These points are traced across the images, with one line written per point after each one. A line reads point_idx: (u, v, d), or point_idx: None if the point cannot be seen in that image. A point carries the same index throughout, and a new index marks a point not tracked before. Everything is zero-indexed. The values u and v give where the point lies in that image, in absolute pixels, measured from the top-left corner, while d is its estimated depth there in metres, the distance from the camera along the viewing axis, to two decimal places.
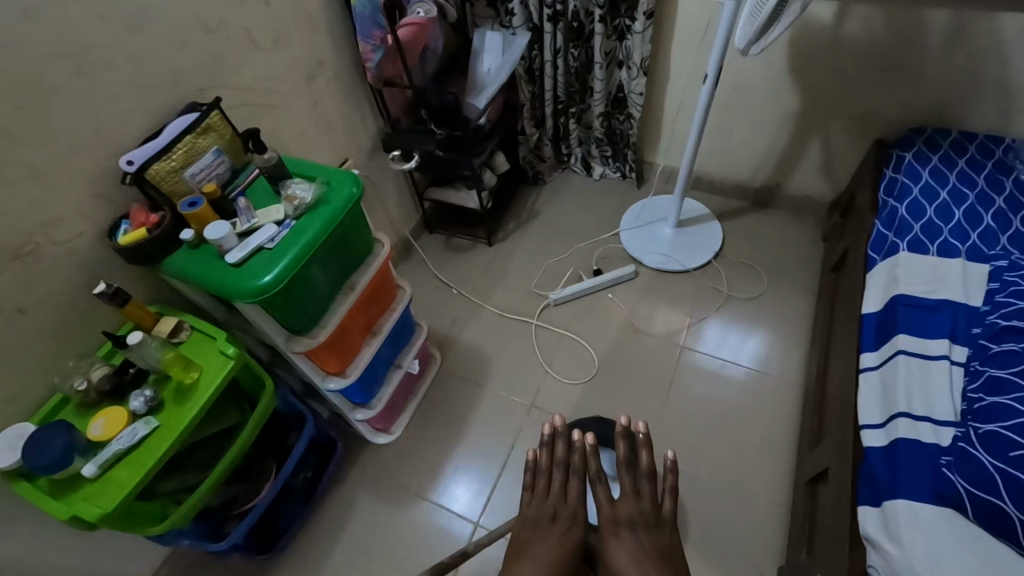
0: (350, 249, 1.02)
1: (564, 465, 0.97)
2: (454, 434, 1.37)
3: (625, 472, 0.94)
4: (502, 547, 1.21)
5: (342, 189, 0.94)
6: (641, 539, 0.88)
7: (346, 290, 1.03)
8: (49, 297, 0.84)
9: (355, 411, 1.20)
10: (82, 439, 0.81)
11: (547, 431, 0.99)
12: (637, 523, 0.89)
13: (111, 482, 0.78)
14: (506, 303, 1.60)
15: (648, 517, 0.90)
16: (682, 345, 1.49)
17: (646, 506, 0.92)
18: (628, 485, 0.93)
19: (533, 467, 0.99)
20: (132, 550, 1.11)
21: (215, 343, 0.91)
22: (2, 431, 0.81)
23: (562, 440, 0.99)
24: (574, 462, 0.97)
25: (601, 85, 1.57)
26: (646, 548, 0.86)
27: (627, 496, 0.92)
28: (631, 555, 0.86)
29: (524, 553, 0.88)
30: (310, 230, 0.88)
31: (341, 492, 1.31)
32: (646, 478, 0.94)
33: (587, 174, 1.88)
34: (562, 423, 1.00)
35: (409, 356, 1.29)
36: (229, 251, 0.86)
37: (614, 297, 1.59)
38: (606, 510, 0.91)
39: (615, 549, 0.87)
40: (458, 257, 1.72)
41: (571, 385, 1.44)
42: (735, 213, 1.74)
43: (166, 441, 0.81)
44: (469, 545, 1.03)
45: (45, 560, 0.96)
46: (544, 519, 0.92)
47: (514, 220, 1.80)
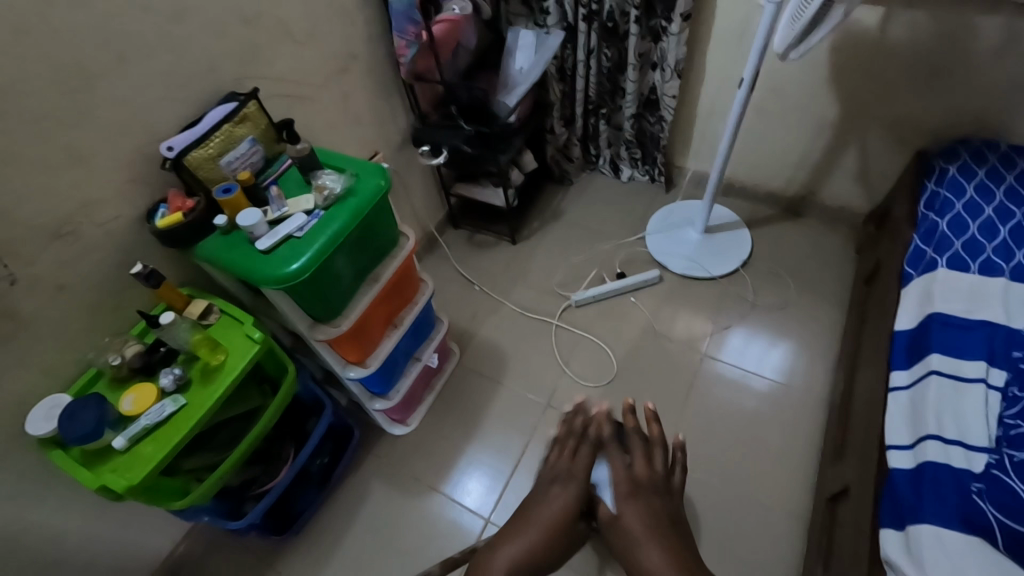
0: (376, 241, 1.03)
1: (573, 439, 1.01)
2: (469, 429, 1.38)
3: (636, 440, 0.94)
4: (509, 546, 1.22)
5: (370, 181, 0.95)
6: (654, 506, 0.87)
7: (370, 280, 1.05)
8: (87, 275, 0.87)
9: (374, 401, 1.22)
10: (115, 412, 0.84)
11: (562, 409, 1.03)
12: (650, 492, 0.89)
13: (139, 457, 0.81)
14: (527, 302, 1.60)
15: (660, 486, 0.90)
16: (703, 353, 1.47)
17: (657, 475, 0.91)
18: (641, 453, 0.92)
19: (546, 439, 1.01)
20: (154, 522, 1.14)
21: (241, 326, 0.93)
22: (40, 401, 0.85)
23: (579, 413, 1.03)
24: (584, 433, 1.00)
25: (634, 85, 1.55)
26: (658, 515, 0.86)
27: (640, 464, 0.91)
28: (644, 521, 0.85)
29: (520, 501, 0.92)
30: (338, 219, 0.90)
31: (356, 480, 1.33)
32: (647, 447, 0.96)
33: (614, 175, 1.87)
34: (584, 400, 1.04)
35: (428, 349, 1.30)
36: (260, 238, 0.88)
37: (636, 301, 1.58)
38: (621, 477, 0.90)
39: (630, 515, 0.86)
40: (480, 254, 1.73)
41: (588, 386, 1.43)
42: (765, 220, 1.70)
43: (192, 420, 0.84)
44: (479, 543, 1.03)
45: (72, 529, 0.99)
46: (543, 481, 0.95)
47: (538, 219, 1.80)
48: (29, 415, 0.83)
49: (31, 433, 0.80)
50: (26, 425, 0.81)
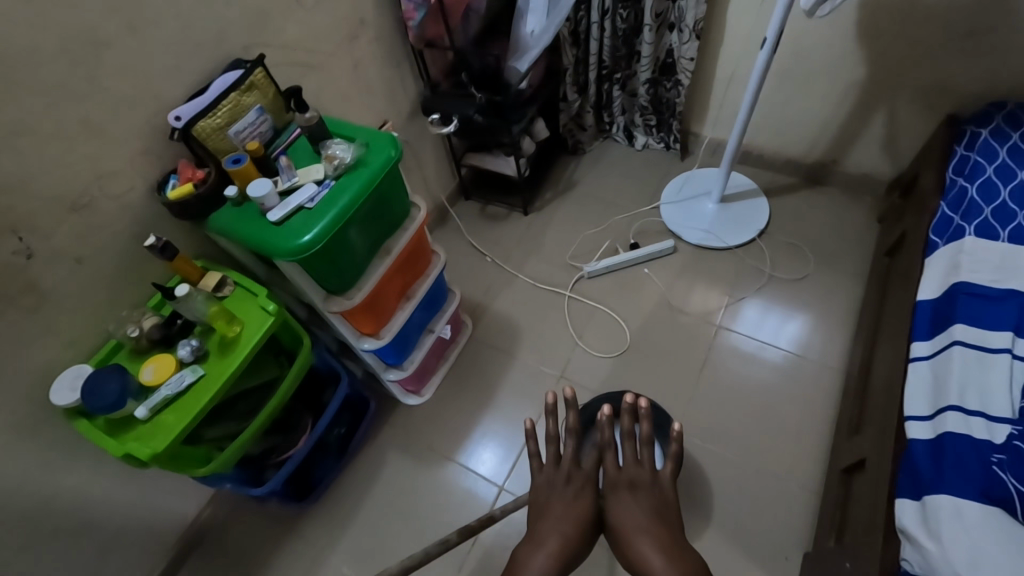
0: (388, 212, 1.01)
1: (619, 491, 0.79)
2: (483, 401, 1.39)
3: (626, 440, 0.83)
4: (507, 525, 1.24)
5: (381, 152, 0.93)
6: (644, 499, 0.78)
7: (382, 252, 1.04)
8: (105, 249, 0.88)
9: (388, 371, 1.23)
10: (136, 383, 0.85)
11: (607, 415, 0.81)
12: (639, 486, 0.79)
13: (161, 425, 0.83)
14: (541, 274, 1.59)
15: (648, 483, 0.80)
16: (717, 324, 1.45)
17: (646, 471, 0.80)
18: (629, 452, 0.82)
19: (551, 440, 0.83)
20: (179, 488, 1.18)
21: (257, 298, 0.93)
22: (63, 372, 0.86)
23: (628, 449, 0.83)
24: (628, 484, 0.79)
25: (650, 49, 1.50)
26: (644, 508, 0.78)
27: (628, 461, 0.81)
28: (631, 511, 0.77)
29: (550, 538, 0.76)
30: (349, 191, 0.88)
31: (372, 450, 1.35)
32: (646, 489, 0.79)
33: (629, 144, 1.82)
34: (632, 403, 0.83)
35: (441, 321, 1.30)
36: (271, 210, 0.87)
37: (650, 272, 1.56)
38: (611, 470, 0.82)
39: (617, 508, 0.78)
40: (492, 226, 1.71)
41: (600, 358, 1.43)
42: (785, 188, 1.66)
43: (210, 391, 0.85)
44: (495, 511, 1.00)
45: (101, 492, 1.02)
46: (559, 476, 0.82)
47: (551, 190, 1.77)
48: (53, 384, 0.85)
49: (56, 403, 0.82)
50: (52, 394, 0.82)
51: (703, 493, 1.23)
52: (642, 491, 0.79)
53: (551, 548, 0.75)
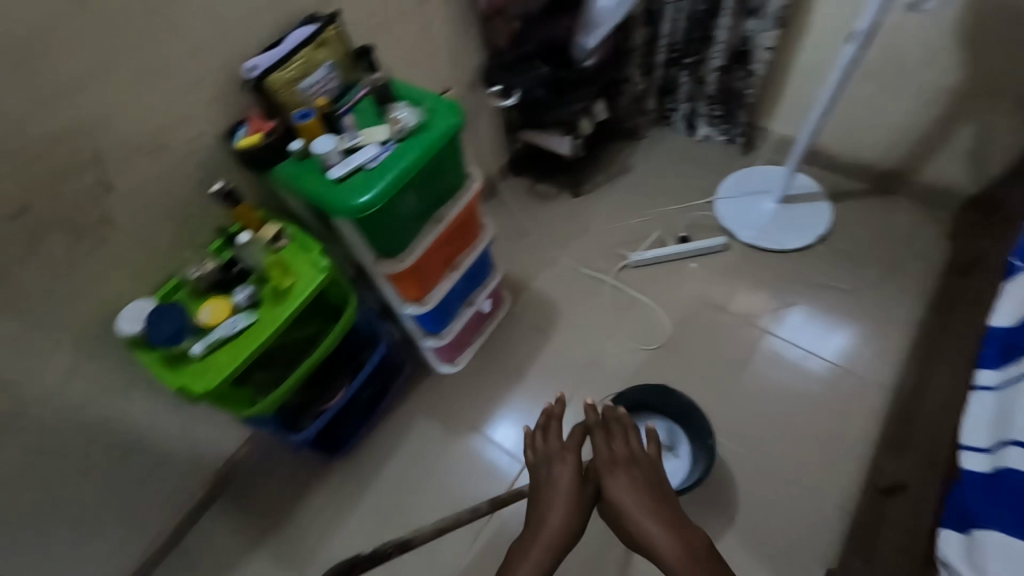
0: (443, 181, 1.01)
1: (615, 471, 0.86)
2: (514, 378, 1.40)
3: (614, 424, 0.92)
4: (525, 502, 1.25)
5: (444, 119, 0.93)
6: (636, 476, 0.86)
7: (433, 220, 1.04)
8: (172, 191, 0.91)
9: (426, 338, 1.26)
10: (194, 321, 0.89)
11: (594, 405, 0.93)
12: (630, 463, 0.87)
13: (214, 364, 0.86)
14: (584, 258, 1.57)
15: (638, 460, 0.88)
16: (760, 328, 1.41)
17: (635, 450, 0.89)
18: (618, 433, 0.91)
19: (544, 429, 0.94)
20: (219, 427, 1.24)
21: (310, 253, 0.95)
22: (128, 303, 0.91)
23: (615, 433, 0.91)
24: (617, 464, 0.87)
25: (726, 35, 1.43)
26: (638, 483, 0.84)
27: (619, 442, 0.90)
28: (627, 487, 0.84)
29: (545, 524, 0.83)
30: (410, 157, 0.88)
31: (402, 412, 1.38)
32: (638, 466, 0.87)
33: (689, 134, 1.76)
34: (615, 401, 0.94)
35: (482, 295, 1.31)
36: (333, 167, 0.89)
37: (697, 267, 1.52)
38: (604, 450, 0.89)
39: (613, 484, 0.85)
40: (540, 205, 1.68)
41: (635, 349, 1.41)
42: (852, 194, 1.57)
43: (261, 337, 0.88)
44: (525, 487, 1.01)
45: (150, 422, 1.08)
46: (555, 453, 0.90)
47: (603, 173, 1.73)
48: (119, 314, 0.89)
49: (121, 332, 0.86)
50: (118, 323, 0.87)
51: (727, 497, 1.21)
52: (635, 469, 0.86)
53: (546, 534, 0.82)
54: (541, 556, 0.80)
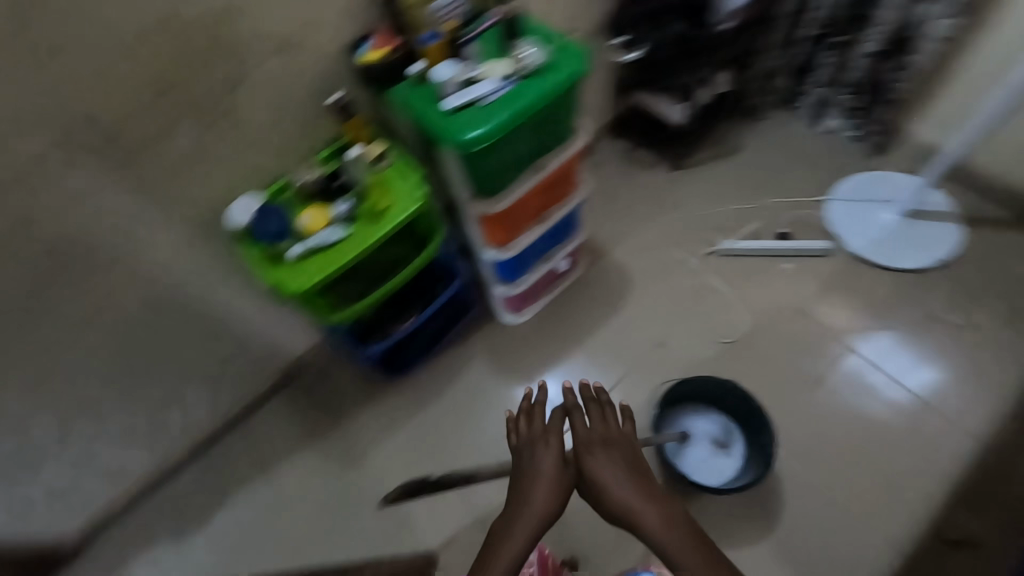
0: (552, 130, 0.98)
1: (596, 450, 0.80)
2: (575, 341, 1.39)
3: (592, 406, 0.87)
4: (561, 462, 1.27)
5: (569, 65, 0.89)
6: (615, 455, 0.79)
7: (534, 169, 1.02)
8: (292, 95, 0.93)
9: (499, 284, 1.27)
10: (294, 225, 0.92)
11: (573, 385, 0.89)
12: (609, 442, 0.81)
13: (306, 269, 0.91)
14: (671, 236, 1.50)
15: (617, 439, 0.83)
16: (845, 346, 1.31)
17: (613, 431, 0.84)
18: (596, 415, 0.86)
19: (524, 417, 0.87)
20: (292, 331, 1.30)
21: (410, 179, 0.96)
22: (239, 196, 0.96)
23: (596, 412, 0.86)
24: (597, 443, 0.81)
25: (891, 16, 1.27)
26: (619, 463, 0.78)
27: (597, 421, 0.85)
28: (610, 466, 0.77)
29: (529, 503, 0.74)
30: (528, 98, 0.86)
31: (460, 352, 1.41)
32: (617, 445, 0.81)
33: (813, 123, 1.61)
34: (591, 386, 0.90)
35: (561, 253, 1.29)
36: (448, 96, 0.87)
37: (792, 269, 1.42)
38: (582, 431, 0.83)
39: (593, 463, 0.77)
40: (636, 172, 1.60)
41: (707, 341, 1.36)
42: (991, 221, 1.40)
43: (352, 252, 0.91)
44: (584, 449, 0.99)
45: (235, 314, 1.15)
46: (536, 436, 0.83)
47: (709, 150, 1.61)
48: (230, 206, 0.94)
49: (231, 222, 0.92)
50: (229, 214, 0.92)
51: (773, 509, 1.17)
52: (616, 448, 0.80)
53: (531, 514, 0.73)
54: (526, 537, 0.71)
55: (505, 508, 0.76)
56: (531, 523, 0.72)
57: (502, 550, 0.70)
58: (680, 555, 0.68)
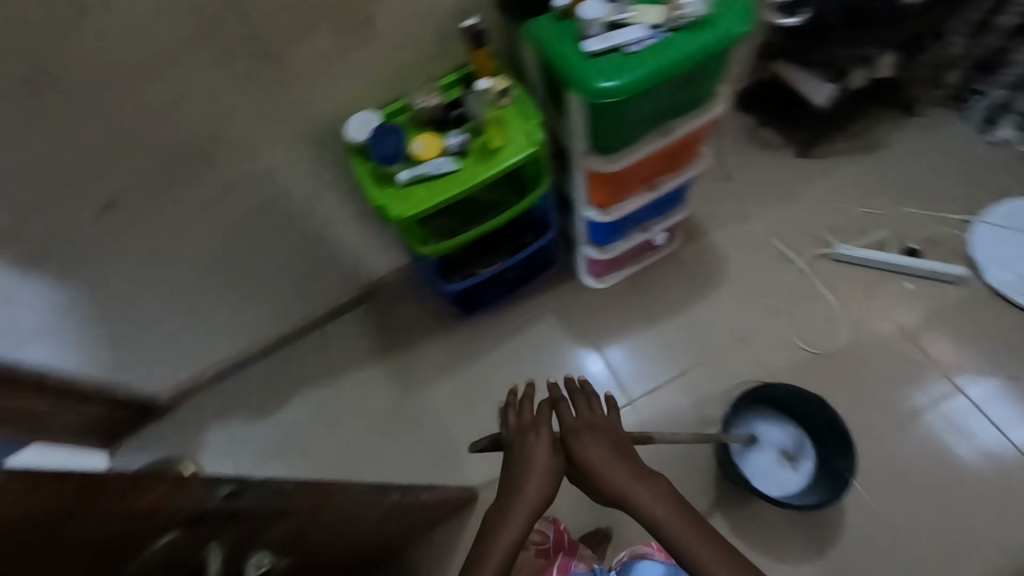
0: (690, 92, 0.90)
1: (584, 435, 0.77)
2: (653, 318, 1.34)
3: (579, 391, 0.83)
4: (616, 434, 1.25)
5: (730, 23, 0.80)
6: (605, 441, 0.76)
7: (661, 131, 0.95)
8: (428, 13, 0.90)
9: (589, 246, 1.21)
10: (407, 149, 0.92)
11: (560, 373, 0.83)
12: (598, 428, 0.78)
13: (412, 196, 0.91)
14: (782, 229, 1.38)
15: (606, 424, 0.79)
16: (953, 384, 1.22)
17: (600, 417, 0.80)
18: (583, 398, 0.82)
19: (509, 410, 0.81)
20: (377, 254, 1.32)
21: (529, 121, 0.93)
22: (358, 111, 0.96)
23: (581, 396, 0.81)
24: (582, 424, 0.78)
25: None
26: (609, 448, 0.75)
27: (584, 406, 0.81)
28: (602, 452, 0.75)
29: (525, 489, 0.71)
30: (679, 53, 0.79)
31: (533, 306, 1.39)
32: (605, 430, 0.78)
33: (981, 131, 1.41)
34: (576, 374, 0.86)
35: (659, 226, 1.22)
36: (590, 38, 0.81)
37: (911, 289, 1.30)
38: (571, 417, 0.79)
39: (586, 449, 0.75)
40: (759, 151, 1.46)
41: (796, 347, 1.27)
42: None
43: (459, 187, 0.90)
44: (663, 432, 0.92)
45: (331, 227, 1.18)
46: (523, 428, 0.78)
47: (845, 141, 1.45)
48: (349, 120, 0.94)
49: (348, 136, 0.92)
50: (347, 128, 0.93)
51: (829, 530, 1.13)
52: (604, 432, 0.78)
53: (527, 501, 0.70)
54: (522, 523, 0.69)
55: (495, 502, 0.73)
56: (528, 512, 0.70)
57: (500, 538, 0.68)
58: (679, 533, 0.69)
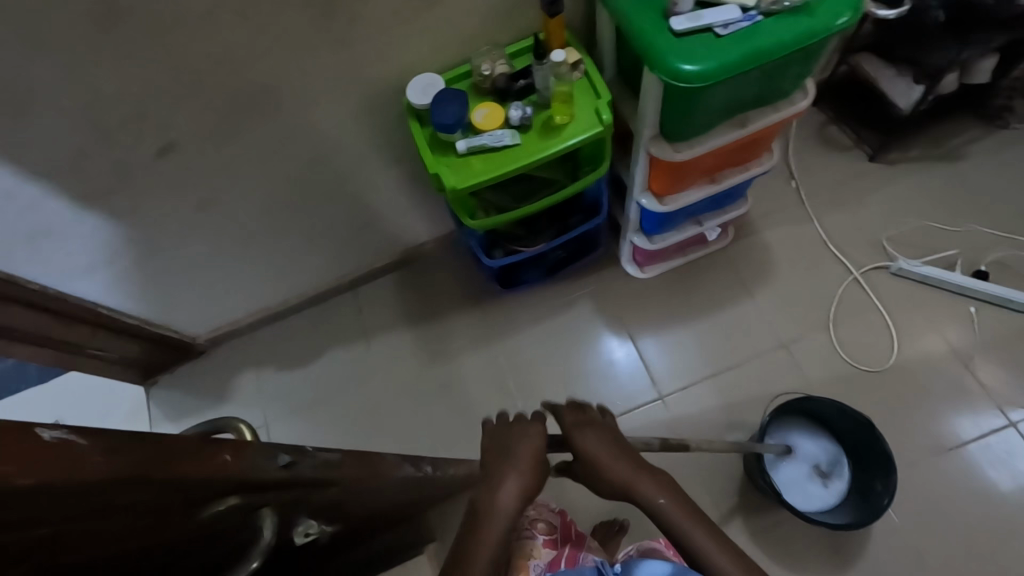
0: (775, 83, 0.84)
1: (584, 429, 0.72)
2: (694, 315, 1.30)
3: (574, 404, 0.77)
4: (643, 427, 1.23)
5: (833, 11, 0.74)
6: (604, 437, 0.71)
7: (736, 122, 0.89)
8: None
9: (637, 234, 1.18)
10: (468, 118, 0.89)
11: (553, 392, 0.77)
12: (597, 427, 0.73)
13: (467, 167, 0.88)
14: (841, 237, 1.31)
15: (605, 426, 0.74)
16: (1006, 419, 1.16)
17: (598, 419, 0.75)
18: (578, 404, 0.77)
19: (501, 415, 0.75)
20: (420, 219, 1.31)
21: (597, 99, 0.88)
22: (421, 73, 0.92)
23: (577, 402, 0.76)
24: (580, 419, 0.74)
25: None
26: (608, 443, 0.70)
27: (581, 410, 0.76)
28: (601, 444, 0.70)
29: (511, 475, 0.64)
30: (774, 39, 0.73)
31: (571, 289, 1.36)
32: (604, 428, 0.73)
33: None
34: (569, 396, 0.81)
35: (715, 220, 1.16)
36: (678, 16, 0.76)
37: (973, 314, 1.23)
38: (568, 416, 0.74)
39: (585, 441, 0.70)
40: (826, 151, 1.38)
41: (841, 362, 1.22)
42: None
43: (518, 162, 0.87)
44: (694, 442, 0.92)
45: (379, 189, 1.16)
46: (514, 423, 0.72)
47: (922, 149, 1.36)
48: (410, 82, 0.92)
49: (409, 99, 0.90)
50: (409, 90, 0.90)
51: (853, 550, 1.10)
52: (605, 428, 0.73)
53: (514, 487, 0.63)
54: (508, 511, 0.62)
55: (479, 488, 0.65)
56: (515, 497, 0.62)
57: (485, 530, 0.60)
58: (683, 525, 0.62)
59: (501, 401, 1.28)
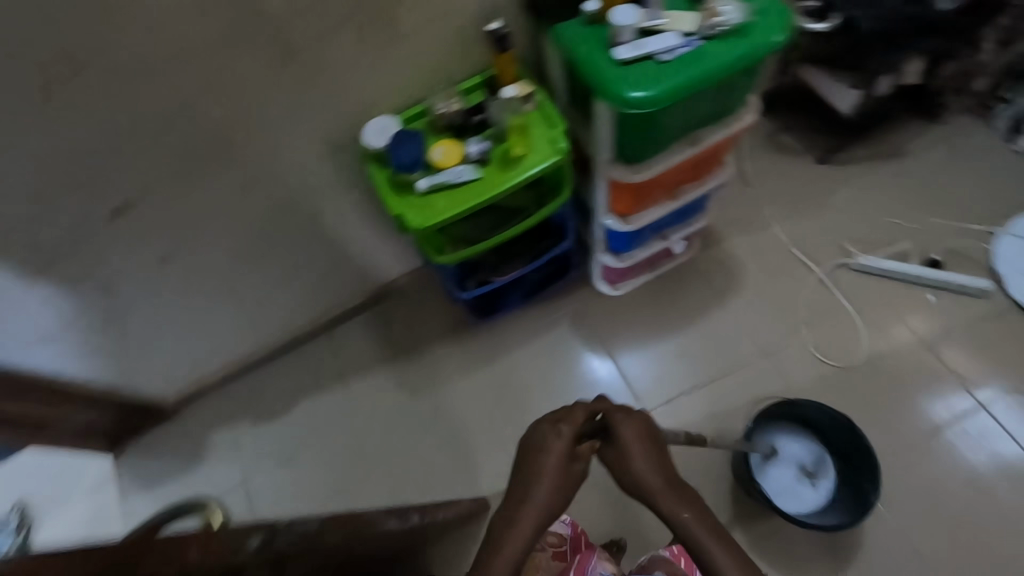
0: (722, 101, 0.87)
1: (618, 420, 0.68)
2: (671, 326, 1.32)
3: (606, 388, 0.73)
4: None
5: (767, 31, 0.77)
6: (643, 433, 0.67)
7: (689, 140, 0.92)
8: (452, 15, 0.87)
9: (606, 254, 1.19)
10: (426, 157, 0.89)
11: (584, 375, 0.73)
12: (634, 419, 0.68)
13: (431, 205, 0.88)
14: (802, 238, 1.35)
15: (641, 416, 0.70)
16: (976, 400, 1.20)
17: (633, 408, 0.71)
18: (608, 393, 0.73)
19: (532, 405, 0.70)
20: (391, 256, 1.30)
21: (552, 129, 0.90)
22: (376, 116, 0.93)
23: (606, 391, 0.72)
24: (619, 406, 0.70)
25: None
26: (645, 440, 0.67)
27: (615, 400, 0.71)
28: (639, 444, 0.66)
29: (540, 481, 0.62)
30: (714, 61, 0.76)
31: (548, 311, 1.36)
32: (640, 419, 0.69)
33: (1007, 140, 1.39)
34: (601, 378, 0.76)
35: (679, 234, 1.19)
36: (621, 45, 0.78)
37: (934, 302, 1.27)
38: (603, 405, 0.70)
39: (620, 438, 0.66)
40: (780, 157, 1.43)
41: (816, 360, 1.25)
42: None
43: (480, 196, 0.87)
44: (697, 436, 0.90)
45: (345, 231, 1.15)
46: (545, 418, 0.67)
47: (868, 149, 1.42)
48: (366, 125, 0.91)
49: (366, 142, 0.89)
50: (365, 134, 0.89)
51: (848, 546, 1.11)
52: (644, 422, 0.68)
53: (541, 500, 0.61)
54: (534, 522, 0.61)
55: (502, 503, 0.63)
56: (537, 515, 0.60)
57: (506, 543, 0.59)
58: (702, 540, 0.62)
59: (487, 432, 1.26)
